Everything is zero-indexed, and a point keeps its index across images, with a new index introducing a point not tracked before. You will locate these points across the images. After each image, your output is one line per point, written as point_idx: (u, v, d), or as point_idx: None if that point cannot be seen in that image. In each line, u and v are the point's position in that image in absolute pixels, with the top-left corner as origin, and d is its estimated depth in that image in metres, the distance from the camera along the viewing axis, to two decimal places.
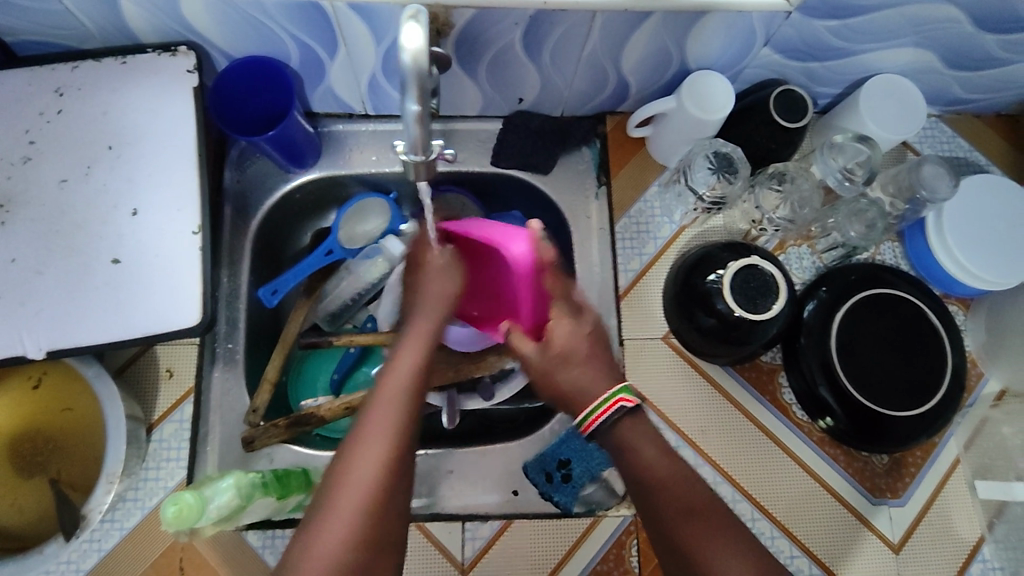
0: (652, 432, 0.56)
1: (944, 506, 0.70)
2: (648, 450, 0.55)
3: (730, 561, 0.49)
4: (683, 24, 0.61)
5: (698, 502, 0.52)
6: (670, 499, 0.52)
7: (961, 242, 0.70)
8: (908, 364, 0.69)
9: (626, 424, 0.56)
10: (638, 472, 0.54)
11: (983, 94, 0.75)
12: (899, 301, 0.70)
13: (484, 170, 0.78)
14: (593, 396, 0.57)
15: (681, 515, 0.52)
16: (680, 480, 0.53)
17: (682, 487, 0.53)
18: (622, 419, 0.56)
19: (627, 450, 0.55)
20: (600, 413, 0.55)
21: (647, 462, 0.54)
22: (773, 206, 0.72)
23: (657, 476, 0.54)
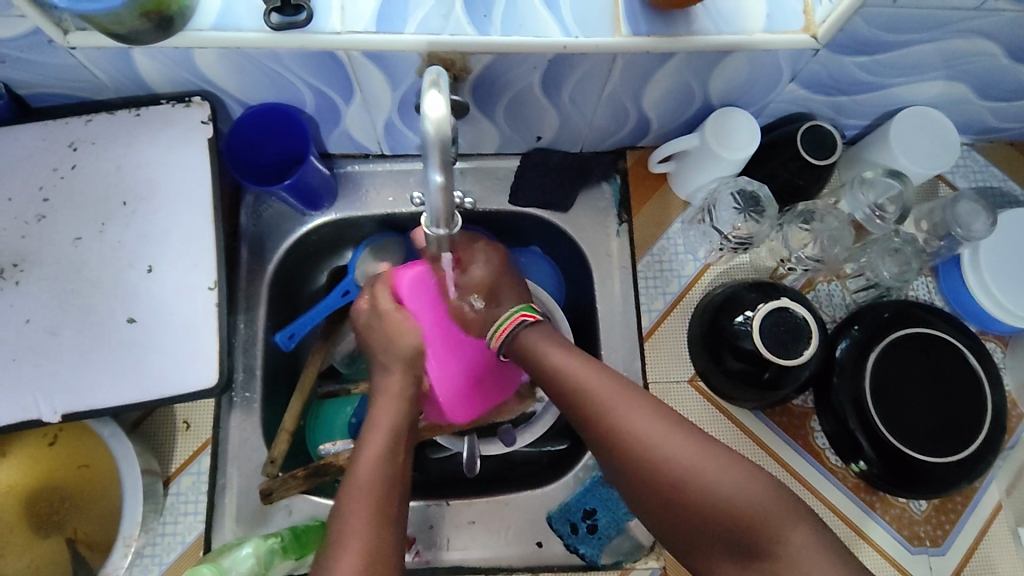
0: (550, 337, 0.60)
1: (987, 554, 0.67)
2: (550, 348, 0.59)
3: (647, 425, 0.53)
4: (707, 63, 0.59)
5: (613, 390, 0.55)
6: (590, 403, 0.55)
7: (998, 279, 0.67)
8: (944, 404, 0.66)
9: (525, 331, 0.61)
10: (543, 371, 0.59)
11: (1016, 122, 0.72)
12: (933, 339, 0.68)
13: (502, 208, 0.77)
14: (506, 309, 0.64)
15: (592, 402, 0.56)
16: (585, 372, 0.57)
17: (587, 377, 0.56)
18: (522, 333, 0.61)
19: (534, 356, 0.59)
20: (494, 336, 0.62)
21: (551, 361, 0.58)
22: (801, 244, 0.69)
23: (560, 371, 0.57)
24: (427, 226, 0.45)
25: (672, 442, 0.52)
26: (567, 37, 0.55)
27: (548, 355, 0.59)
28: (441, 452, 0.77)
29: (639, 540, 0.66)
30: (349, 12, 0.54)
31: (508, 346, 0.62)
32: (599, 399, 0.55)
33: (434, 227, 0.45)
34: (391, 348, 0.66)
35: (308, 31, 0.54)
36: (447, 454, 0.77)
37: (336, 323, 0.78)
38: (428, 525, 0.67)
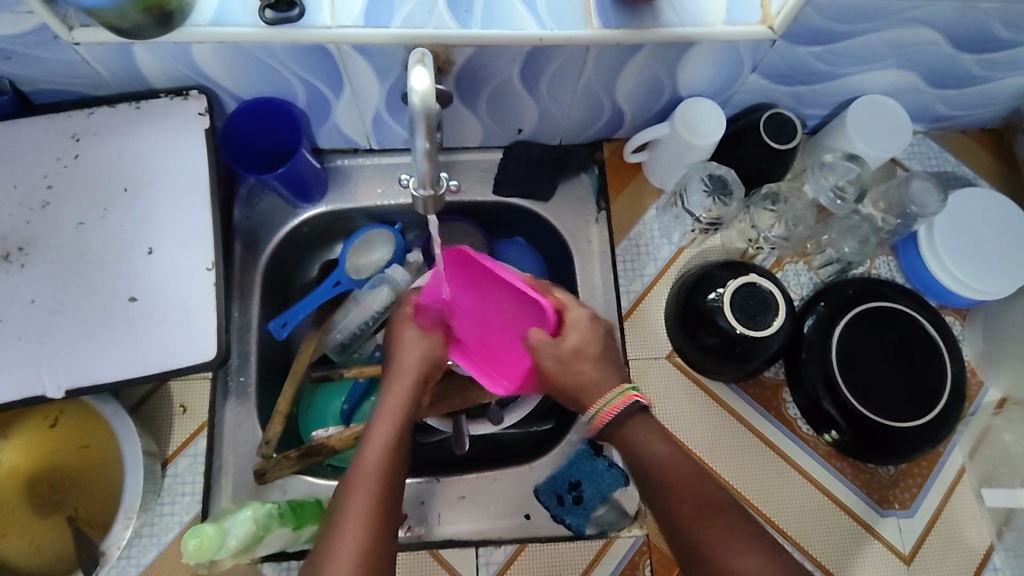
0: (657, 427, 0.58)
1: (953, 515, 0.70)
2: (651, 443, 0.57)
3: (737, 541, 0.50)
4: (673, 54, 0.64)
5: (708, 498, 0.53)
6: (678, 499, 0.53)
7: (952, 253, 0.71)
8: (908, 375, 0.70)
9: (630, 421, 0.58)
10: (642, 458, 0.56)
11: (965, 110, 0.77)
12: (896, 313, 0.72)
13: (486, 199, 0.80)
14: (604, 393, 0.60)
15: (682, 503, 0.53)
16: (682, 472, 0.55)
17: (681, 482, 0.54)
18: (632, 415, 0.59)
19: (634, 447, 0.57)
20: (604, 414, 0.59)
21: (653, 455, 0.56)
22: (768, 224, 0.74)
23: (657, 464, 0.55)
24: (413, 193, 0.49)
25: (767, 568, 0.49)
26: (543, 31, 0.59)
27: (649, 446, 0.57)
28: (432, 438, 0.79)
29: (624, 509, 0.69)
30: (339, 8, 0.58)
31: (611, 426, 0.59)
32: (693, 507, 0.53)
33: (419, 193, 0.48)
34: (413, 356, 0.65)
35: (300, 26, 0.57)
36: (438, 438, 0.79)
37: (328, 312, 0.81)
38: (419, 502, 0.70)
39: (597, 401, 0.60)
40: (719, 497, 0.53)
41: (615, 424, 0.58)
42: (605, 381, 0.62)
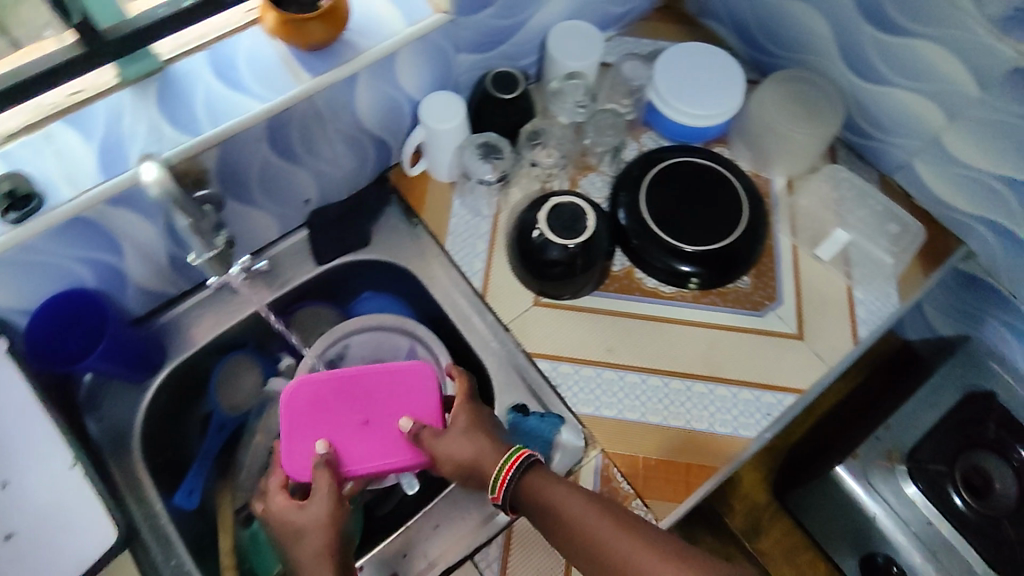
0: (549, 476, 0.60)
1: (811, 284, 0.81)
2: (557, 492, 0.58)
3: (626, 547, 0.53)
4: (385, 69, 0.71)
5: (600, 522, 0.56)
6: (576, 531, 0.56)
7: (683, 100, 0.85)
8: (710, 204, 0.81)
9: (530, 474, 0.61)
10: (546, 512, 0.58)
11: (630, 3, 0.94)
12: (674, 167, 0.84)
13: (313, 274, 0.84)
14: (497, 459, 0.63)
15: (579, 533, 0.56)
16: (584, 508, 0.57)
17: (578, 508, 0.57)
18: (524, 474, 0.61)
19: (537, 501, 0.59)
20: (509, 469, 0.61)
21: (551, 499, 0.58)
22: (545, 156, 0.85)
23: (557, 511, 0.57)
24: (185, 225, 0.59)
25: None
26: (263, 104, 0.65)
27: (551, 496, 0.58)
28: (387, 504, 0.78)
29: (573, 443, 0.73)
30: (74, 178, 0.60)
31: (512, 494, 0.61)
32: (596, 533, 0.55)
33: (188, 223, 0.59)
34: (319, 536, 0.61)
35: (43, 211, 0.59)
36: (392, 501, 0.78)
37: (230, 456, 0.81)
38: (402, 556, 0.70)
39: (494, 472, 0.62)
40: (609, 515, 0.56)
41: (514, 492, 0.61)
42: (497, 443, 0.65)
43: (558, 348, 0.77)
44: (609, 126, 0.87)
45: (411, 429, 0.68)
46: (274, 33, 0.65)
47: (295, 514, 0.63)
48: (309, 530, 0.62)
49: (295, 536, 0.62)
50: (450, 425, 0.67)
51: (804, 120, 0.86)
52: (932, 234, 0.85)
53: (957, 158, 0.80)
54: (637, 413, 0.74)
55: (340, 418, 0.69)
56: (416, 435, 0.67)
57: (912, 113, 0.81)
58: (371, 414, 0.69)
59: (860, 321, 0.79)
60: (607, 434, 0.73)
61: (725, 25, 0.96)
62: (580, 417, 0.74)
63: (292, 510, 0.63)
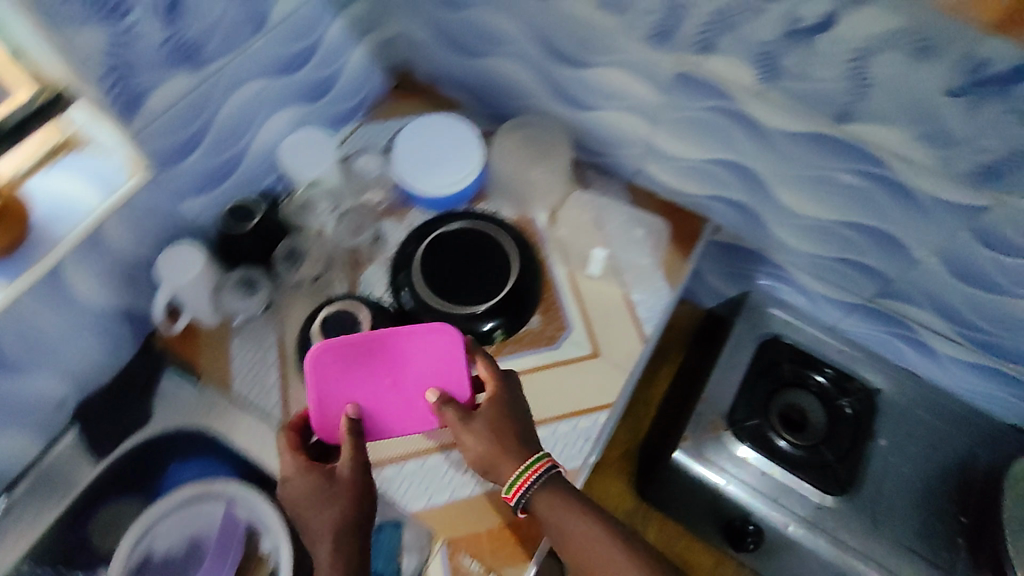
0: (559, 503, 0.66)
1: (593, 301, 0.87)
2: (570, 521, 0.65)
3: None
4: (90, 250, 0.67)
5: (602, 547, 0.64)
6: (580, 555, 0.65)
7: (424, 176, 0.89)
8: (479, 261, 0.85)
9: (536, 504, 0.66)
10: (562, 535, 0.65)
11: (358, 94, 0.96)
12: (437, 238, 0.87)
13: (97, 472, 0.77)
14: (515, 467, 0.67)
15: (583, 559, 0.65)
16: (589, 537, 0.65)
17: (585, 538, 0.65)
18: (537, 492, 0.67)
19: (547, 519, 0.66)
20: (530, 476, 0.66)
21: (564, 529, 0.65)
22: (313, 268, 0.84)
23: (568, 542, 0.65)
24: None
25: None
26: None
27: (563, 526, 0.65)
28: None
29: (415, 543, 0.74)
30: None
31: (525, 501, 0.67)
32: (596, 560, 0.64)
33: None
34: (319, 493, 0.64)
35: None
36: None
37: None
38: None
39: (508, 478, 0.67)
40: (611, 540, 0.65)
41: (532, 505, 0.67)
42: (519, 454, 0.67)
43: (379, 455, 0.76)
44: (358, 221, 0.89)
45: (439, 400, 0.68)
46: None
47: (320, 484, 0.65)
48: (314, 505, 0.64)
49: (313, 508, 0.64)
50: (475, 415, 0.68)
51: (540, 158, 0.94)
52: (683, 219, 0.94)
53: (672, 154, 0.88)
54: (447, 492, 0.74)
55: (385, 364, 0.69)
56: (440, 410, 0.68)
57: (624, 126, 0.89)
58: (400, 375, 0.69)
59: (643, 319, 0.86)
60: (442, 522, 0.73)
61: (456, 87, 1.01)
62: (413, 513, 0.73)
63: (312, 485, 0.65)
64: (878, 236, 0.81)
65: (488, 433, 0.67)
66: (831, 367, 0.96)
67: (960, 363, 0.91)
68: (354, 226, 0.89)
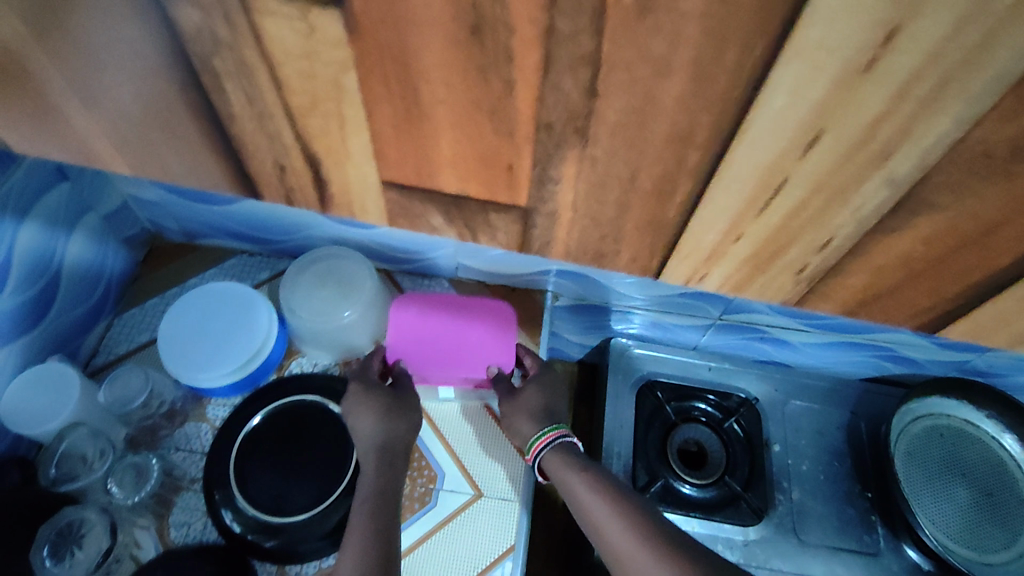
0: (570, 461, 0.70)
1: (456, 434, 0.79)
2: (572, 476, 0.68)
3: (616, 525, 0.62)
4: None
5: (597, 503, 0.65)
6: (582, 514, 0.66)
7: (210, 367, 0.74)
8: (307, 444, 0.73)
9: (552, 455, 0.71)
10: (569, 492, 0.68)
11: (97, 290, 0.78)
12: (253, 433, 0.73)
13: None
14: (535, 431, 0.73)
15: (588, 518, 0.66)
16: (585, 490, 0.66)
17: (583, 493, 0.66)
18: (554, 452, 0.71)
19: (557, 475, 0.70)
20: (538, 450, 0.72)
21: (570, 483, 0.68)
22: (98, 540, 0.65)
23: (573, 495, 0.67)
24: None
25: (641, 545, 0.60)
26: None
27: (568, 482, 0.68)
28: None
29: None
30: None
31: (548, 458, 0.71)
32: (595, 515, 0.64)
33: None
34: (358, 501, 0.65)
35: None
36: None
37: None
38: None
39: (531, 437, 0.73)
40: (605, 493, 0.65)
41: (547, 461, 0.71)
42: (539, 423, 0.73)
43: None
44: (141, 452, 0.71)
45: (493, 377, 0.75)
46: None
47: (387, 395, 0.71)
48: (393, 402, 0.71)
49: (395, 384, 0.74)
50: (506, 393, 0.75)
51: (343, 296, 0.78)
52: None
53: (481, 246, 0.81)
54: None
55: (444, 347, 0.72)
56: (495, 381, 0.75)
57: (422, 233, 0.80)
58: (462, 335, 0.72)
59: None
60: None
61: (222, 241, 0.87)
62: None
63: (370, 401, 0.70)
64: None
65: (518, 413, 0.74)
66: (713, 392, 0.96)
67: (815, 345, 0.91)
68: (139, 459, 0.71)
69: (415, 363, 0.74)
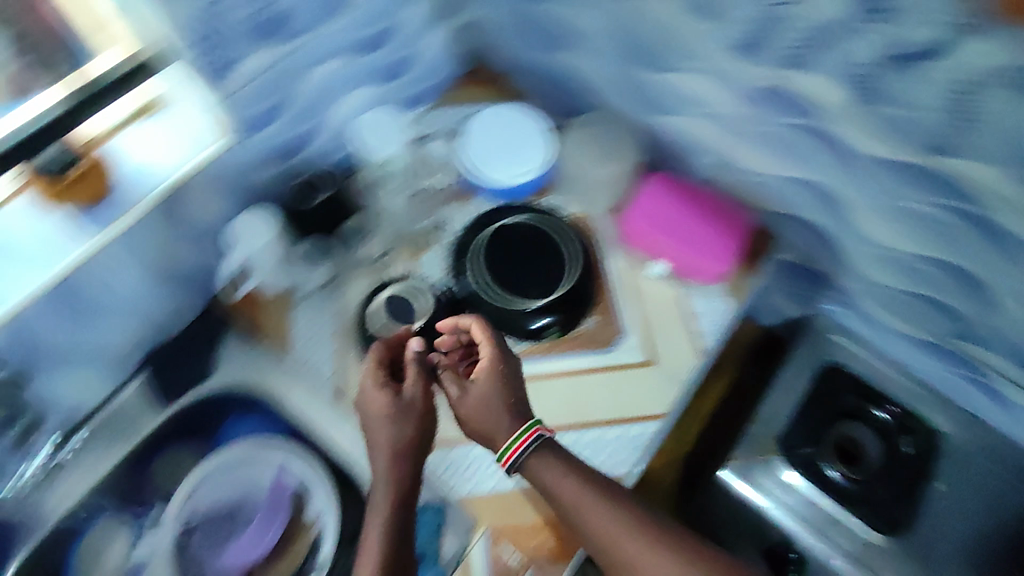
0: (551, 457, 0.66)
1: (652, 307, 0.85)
2: (554, 474, 0.65)
3: (607, 519, 0.64)
4: (173, 205, 0.69)
5: (587, 499, 0.64)
6: (563, 507, 0.65)
7: (497, 166, 0.90)
8: (544, 254, 0.85)
9: (531, 457, 0.66)
10: (548, 491, 0.65)
11: (432, 79, 0.97)
12: (503, 228, 0.86)
13: (163, 419, 0.80)
14: (508, 435, 0.67)
15: (570, 511, 0.65)
16: (575, 483, 0.65)
17: (569, 489, 0.65)
18: (539, 443, 0.67)
19: (531, 476, 0.66)
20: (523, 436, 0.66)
21: (553, 482, 0.65)
22: (375, 247, 0.86)
23: (557, 493, 0.65)
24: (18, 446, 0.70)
25: (627, 523, 0.64)
26: (41, 274, 0.61)
27: (551, 479, 0.65)
28: None
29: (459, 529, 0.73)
30: None
31: (524, 458, 0.66)
32: (583, 510, 0.64)
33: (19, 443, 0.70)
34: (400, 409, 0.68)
35: None
36: None
37: None
38: None
39: (502, 446, 0.67)
40: (592, 488, 0.65)
41: (522, 463, 0.66)
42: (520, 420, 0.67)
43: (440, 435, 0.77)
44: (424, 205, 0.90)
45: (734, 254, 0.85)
46: (44, 195, 0.63)
47: (389, 403, 0.68)
48: (399, 415, 0.68)
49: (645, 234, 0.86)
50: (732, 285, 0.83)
51: (604, 158, 0.91)
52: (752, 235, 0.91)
53: (747, 167, 0.85)
54: None
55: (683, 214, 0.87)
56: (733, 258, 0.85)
57: (699, 136, 0.86)
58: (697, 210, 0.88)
59: (703, 333, 0.84)
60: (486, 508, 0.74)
61: (527, 82, 1.01)
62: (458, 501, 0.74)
63: (387, 403, 0.68)
64: (963, 279, 0.75)
65: (478, 396, 0.69)
66: (895, 406, 0.93)
67: None
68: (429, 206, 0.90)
69: (660, 229, 0.86)
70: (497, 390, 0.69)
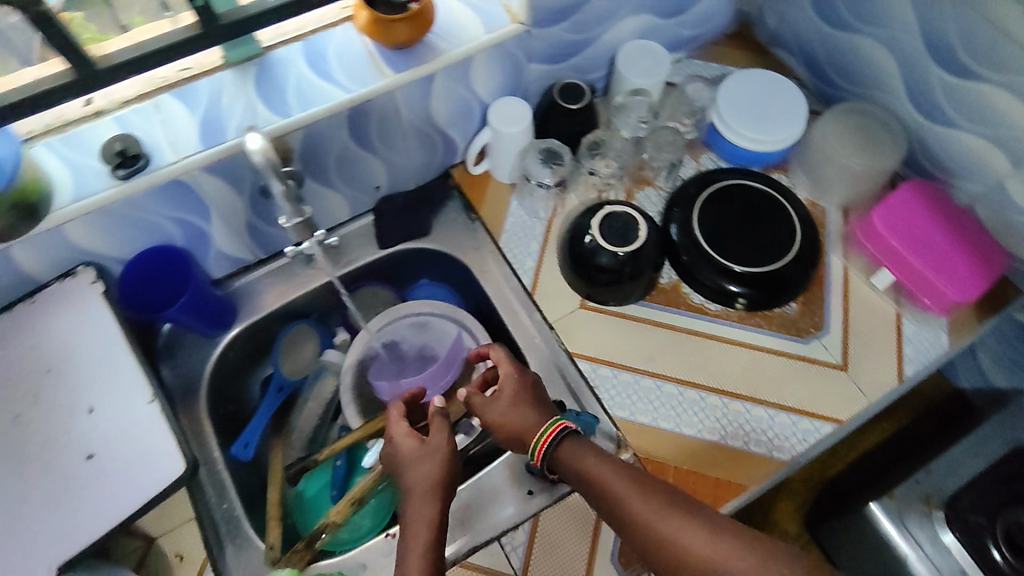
0: (585, 443, 0.62)
1: (857, 314, 0.82)
2: (588, 456, 0.60)
3: (650, 504, 0.56)
4: (459, 71, 0.75)
5: (625, 482, 0.58)
6: (598, 492, 0.58)
7: (746, 124, 0.86)
8: (762, 226, 0.82)
9: (557, 448, 0.62)
10: (580, 477, 0.60)
11: (703, 27, 0.96)
12: (728, 190, 0.84)
13: (376, 257, 0.89)
14: (538, 428, 0.64)
15: (604, 493, 0.58)
16: (614, 462, 0.59)
17: (605, 468, 0.59)
18: (561, 442, 0.62)
19: (563, 463, 0.61)
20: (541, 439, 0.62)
21: (585, 465, 0.60)
22: (604, 166, 0.88)
23: (589, 474, 0.59)
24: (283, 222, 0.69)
25: (676, 512, 0.55)
26: (350, 93, 0.70)
27: (584, 462, 0.60)
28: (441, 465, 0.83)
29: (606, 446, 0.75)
30: (177, 143, 0.67)
31: (549, 454, 0.62)
32: (622, 490, 0.57)
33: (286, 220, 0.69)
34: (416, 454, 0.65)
35: (149, 169, 0.65)
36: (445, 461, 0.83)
37: (283, 419, 0.88)
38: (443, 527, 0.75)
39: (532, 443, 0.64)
40: (632, 473, 0.58)
41: (549, 455, 0.62)
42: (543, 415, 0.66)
43: (613, 357, 0.80)
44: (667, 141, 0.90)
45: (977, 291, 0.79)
46: (363, 29, 0.70)
47: (413, 447, 0.66)
48: (431, 450, 0.65)
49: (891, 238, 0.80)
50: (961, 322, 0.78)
51: (863, 149, 0.85)
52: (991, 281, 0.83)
53: (1020, 209, 0.76)
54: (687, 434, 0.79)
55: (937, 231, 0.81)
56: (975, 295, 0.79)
57: (977, 159, 0.78)
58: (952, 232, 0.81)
59: (906, 358, 0.80)
60: (640, 439, 0.75)
61: (795, 56, 0.96)
62: (615, 420, 0.76)
63: (410, 449, 0.66)
64: None
65: (510, 406, 0.67)
66: None
67: None
68: (665, 146, 0.90)
69: (907, 238, 0.80)
70: (513, 419, 0.66)
